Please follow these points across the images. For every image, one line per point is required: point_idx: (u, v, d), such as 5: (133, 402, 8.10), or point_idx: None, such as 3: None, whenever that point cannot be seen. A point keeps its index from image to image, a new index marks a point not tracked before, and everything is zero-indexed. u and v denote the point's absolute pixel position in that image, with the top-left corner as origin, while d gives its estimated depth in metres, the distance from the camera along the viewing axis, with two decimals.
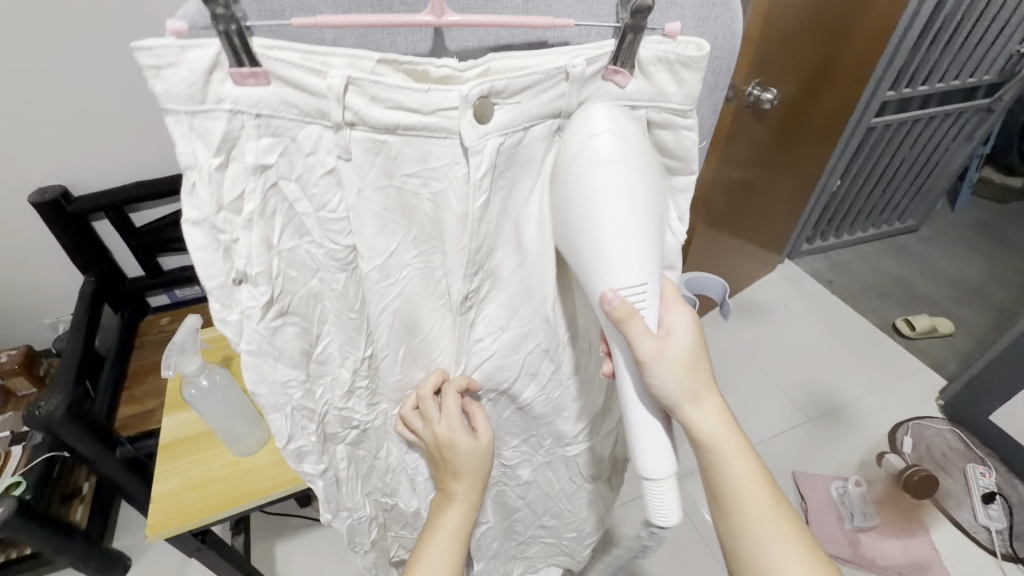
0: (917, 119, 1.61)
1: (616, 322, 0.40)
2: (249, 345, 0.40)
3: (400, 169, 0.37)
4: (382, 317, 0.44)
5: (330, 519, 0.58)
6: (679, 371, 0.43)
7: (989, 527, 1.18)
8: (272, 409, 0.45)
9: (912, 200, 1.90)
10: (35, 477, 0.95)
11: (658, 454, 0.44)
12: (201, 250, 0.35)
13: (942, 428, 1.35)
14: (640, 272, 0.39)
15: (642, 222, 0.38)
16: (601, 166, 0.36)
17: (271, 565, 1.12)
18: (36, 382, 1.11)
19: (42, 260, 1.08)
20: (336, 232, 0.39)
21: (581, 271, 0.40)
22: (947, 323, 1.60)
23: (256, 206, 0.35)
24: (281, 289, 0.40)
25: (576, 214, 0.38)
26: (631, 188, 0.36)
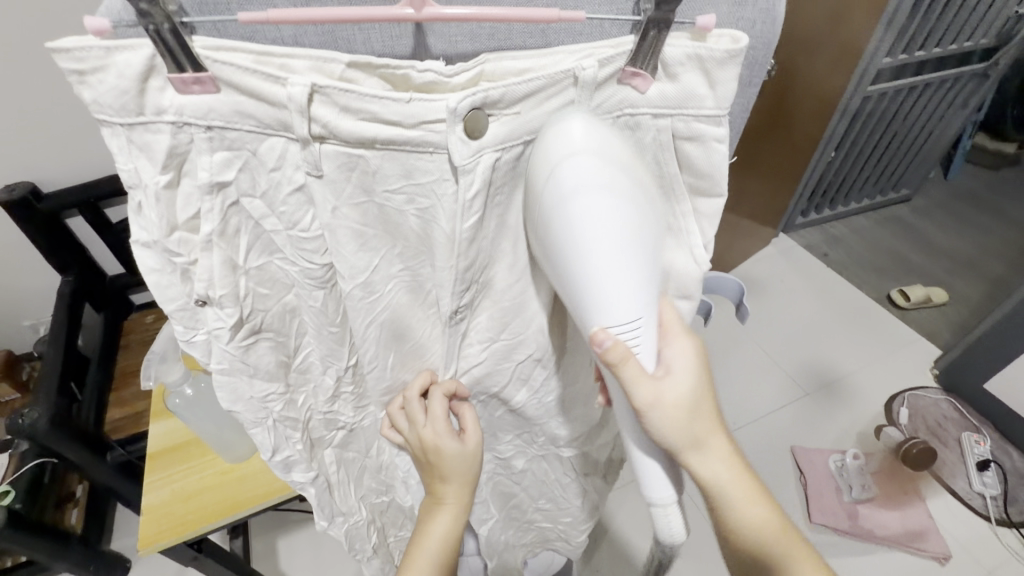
0: (913, 87, 1.58)
1: (609, 367, 0.36)
2: (220, 364, 0.38)
3: (381, 185, 0.34)
4: (370, 330, 0.42)
5: (326, 525, 0.58)
6: (677, 415, 0.40)
7: (984, 493, 1.20)
8: (253, 424, 0.44)
9: (906, 170, 1.88)
10: (24, 485, 0.91)
11: (658, 484, 0.43)
12: (156, 271, 0.34)
13: (936, 398, 1.36)
14: (635, 308, 0.35)
15: (627, 244, 0.33)
16: (581, 188, 0.32)
17: (272, 560, 1.11)
18: (19, 387, 1.08)
19: (15, 264, 1.04)
20: (310, 251, 0.36)
21: (574, 303, 0.36)
22: (941, 293, 1.61)
23: (215, 226, 0.32)
24: (252, 308, 0.37)
25: (563, 243, 0.34)
26: (617, 209, 0.33)
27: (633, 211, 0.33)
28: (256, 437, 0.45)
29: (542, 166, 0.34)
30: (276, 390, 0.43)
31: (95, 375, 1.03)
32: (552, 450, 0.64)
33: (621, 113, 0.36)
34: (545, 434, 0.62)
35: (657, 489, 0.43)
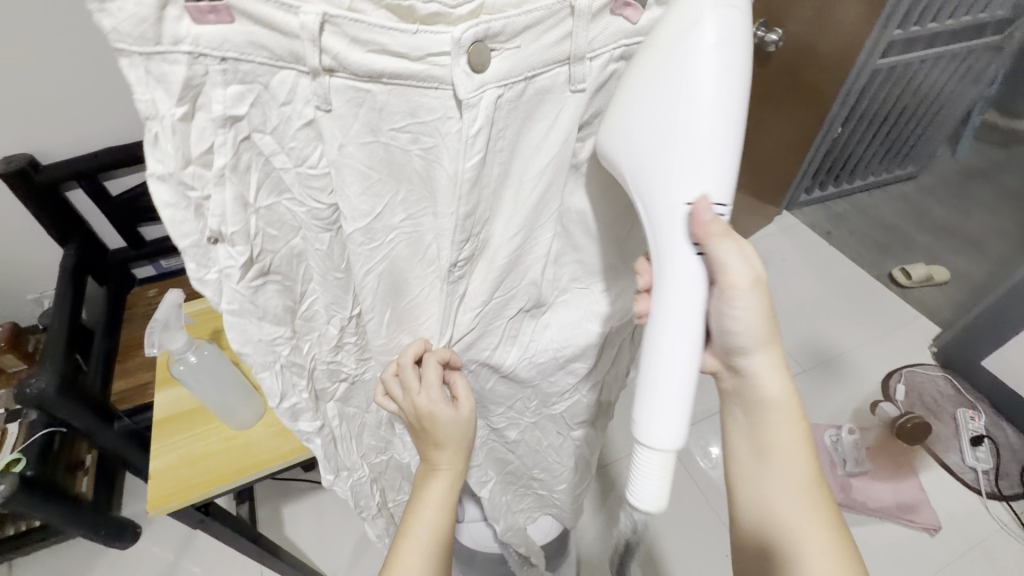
0: (925, 60, 1.55)
1: (705, 243, 0.38)
2: (229, 305, 0.37)
3: (387, 123, 0.34)
4: (368, 280, 0.42)
5: (332, 480, 0.58)
6: (762, 303, 0.44)
7: (976, 468, 1.21)
8: (260, 367, 0.43)
9: (913, 147, 1.86)
10: (35, 453, 0.93)
11: (667, 421, 0.40)
12: (169, 207, 0.31)
13: (934, 374, 1.37)
14: (726, 187, 0.37)
15: (729, 131, 0.35)
16: (705, 53, 0.33)
17: (279, 527, 1.14)
18: (25, 358, 1.09)
19: (17, 233, 1.04)
20: (318, 189, 0.36)
21: (658, 165, 0.37)
22: (942, 271, 1.61)
23: (228, 161, 0.31)
24: (261, 249, 0.36)
25: (665, 117, 0.35)
26: (731, 87, 0.34)
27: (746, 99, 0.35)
28: (263, 382, 0.44)
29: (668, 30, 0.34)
30: (284, 333, 0.42)
31: (101, 346, 1.04)
32: (543, 412, 0.65)
33: (617, 46, 0.36)
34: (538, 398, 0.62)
35: (654, 430, 0.41)
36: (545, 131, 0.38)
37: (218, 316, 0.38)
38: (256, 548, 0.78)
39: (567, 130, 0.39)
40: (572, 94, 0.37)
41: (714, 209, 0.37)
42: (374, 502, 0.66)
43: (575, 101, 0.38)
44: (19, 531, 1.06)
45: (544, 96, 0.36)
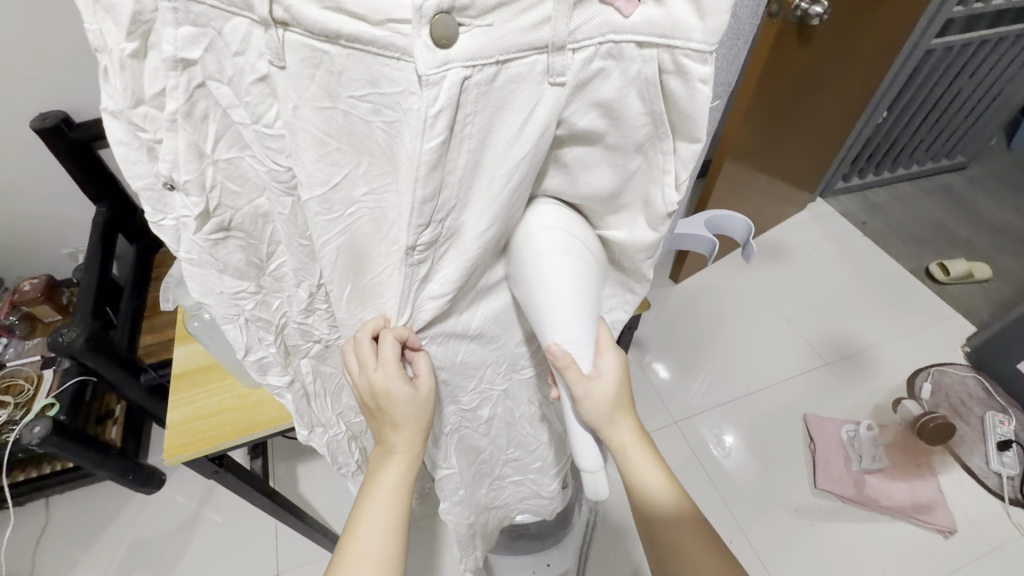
0: (984, 42, 1.44)
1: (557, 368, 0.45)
2: (188, 253, 0.38)
3: (346, 89, 0.30)
4: (326, 252, 0.39)
5: (307, 435, 0.60)
6: (602, 406, 0.48)
7: (1001, 473, 1.17)
8: (225, 319, 0.44)
9: (964, 135, 1.74)
10: (67, 400, 1.01)
11: (588, 451, 0.49)
12: (123, 144, 0.33)
13: (964, 375, 1.32)
14: (579, 329, 0.44)
15: (581, 295, 0.43)
16: (547, 254, 0.42)
17: (292, 483, 1.19)
18: (60, 311, 1.14)
19: (49, 191, 1.07)
20: (275, 150, 0.33)
21: (533, 323, 0.45)
22: (984, 268, 1.53)
23: (180, 106, 0.30)
24: (219, 202, 0.36)
25: (529, 289, 0.43)
26: (574, 276, 0.42)
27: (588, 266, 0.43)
28: (227, 333, 0.45)
29: (522, 228, 0.43)
30: (247, 288, 0.43)
31: (130, 303, 1.09)
32: (513, 378, 0.61)
33: (603, 40, 0.30)
34: (506, 361, 0.58)
35: (586, 457, 0.49)
36: (517, 125, 0.33)
37: (177, 261, 0.39)
38: (268, 504, 0.81)
39: (544, 126, 0.33)
40: (550, 87, 0.32)
41: (572, 352, 0.45)
42: (353, 460, 0.69)
43: (554, 97, 0.32)
44: (54, 471, 1.12)
45: (517, 85, 0.31)
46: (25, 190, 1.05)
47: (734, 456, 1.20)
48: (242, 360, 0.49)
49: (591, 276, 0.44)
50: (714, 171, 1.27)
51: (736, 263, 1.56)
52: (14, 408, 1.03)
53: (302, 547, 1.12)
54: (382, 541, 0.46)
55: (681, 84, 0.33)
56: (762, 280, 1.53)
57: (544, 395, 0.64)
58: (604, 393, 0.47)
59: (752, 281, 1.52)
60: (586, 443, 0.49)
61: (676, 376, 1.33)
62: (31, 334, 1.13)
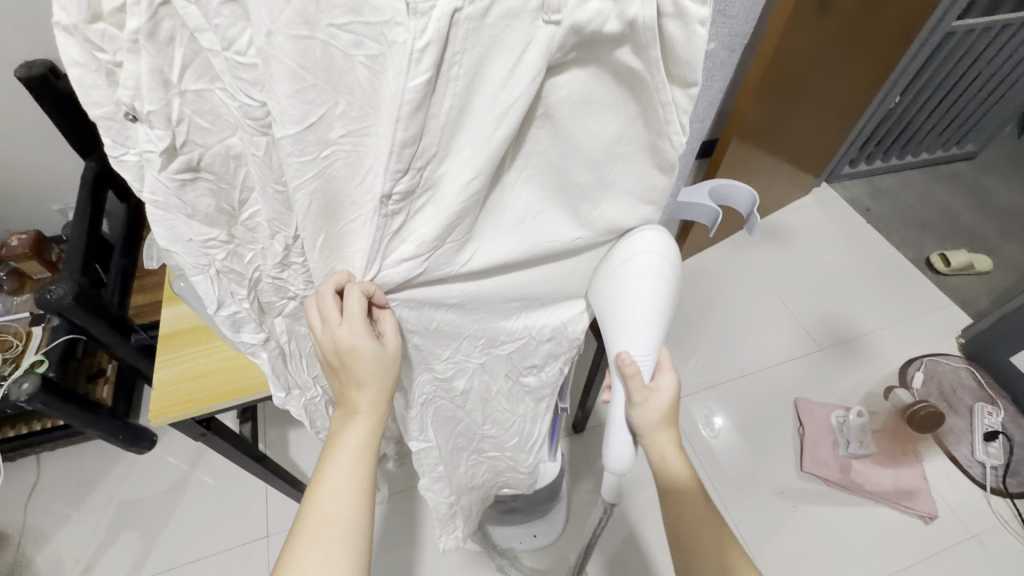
0: (1007, 24, 1.38)
1: (623, 374, 0.51)
2: (154, 194, 0.35)
3: (325, 17, 0.28)
4: (299, 199, 0.36)
5: (284, 398, 0.59)
6: (653, 413, 0.53)
7: (985, 463, 1.18)
8: (194, 270, 0.42)
9: (977, 123, 1.70)
10: (57, 355, 1.00)
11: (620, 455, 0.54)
12: (78, 67, 0.28)
13: (957, 365, 1.32)
14: (647, 344, 0.50)
15: (657, 315, 0.49)
16: (641, 276, 0.47)
17: (284, 448, 1.20)
18: (49, 267, 1.13)
19: (37, 144, 1.05)
20: (248, 83, 0.30)
21: (610, 328, 0.51)
22: (985, 260, 1.51)
23: (142, 25, 0.27)
24: (188, 137, 0.33)
25: (614, 299, 0.49)
26: (657, 297, 0.48)
27: (671, 294, 0.49)
28: (197, 285, 0.43)
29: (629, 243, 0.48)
30: (218, 236, 0.40)
31: (119, 262, 1.07)
32: (491, 353, 0.60)
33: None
34: (484, 335, 0.57)
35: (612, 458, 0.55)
36: (509, 66, 0.31)
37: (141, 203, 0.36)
38: (258, 468, 0.81)
39: (536, 70, 0.31)
40: (544, 26, 0.29)
41: (641, 364, 0.50)
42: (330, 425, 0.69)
43: (546, 37, 0.30)
44: (44, 428, 1.12)
45: (510, 22, 0.29)
46: (12, 141, 1.02)
47: (722, 437, 1.21)
48: (213, 315, 0.46)
49: (671, 294, 0.50)
50: (721, 150, 1.25)
51: (737, 245, 1.55)
52: (3, 363, 1.03)
53: (293, 509, 1.14)
54: (350, 502, 0.45)
55: (680, 28, 0.31)
56: (763, 263, 1.51)
57: (522, 366, 0.63)
58: (659, 402, 0.53)
59: (750, 263, 1.51)
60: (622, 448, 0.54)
61: (670, 355, 1.33)
62: (19, 289, 1.11)
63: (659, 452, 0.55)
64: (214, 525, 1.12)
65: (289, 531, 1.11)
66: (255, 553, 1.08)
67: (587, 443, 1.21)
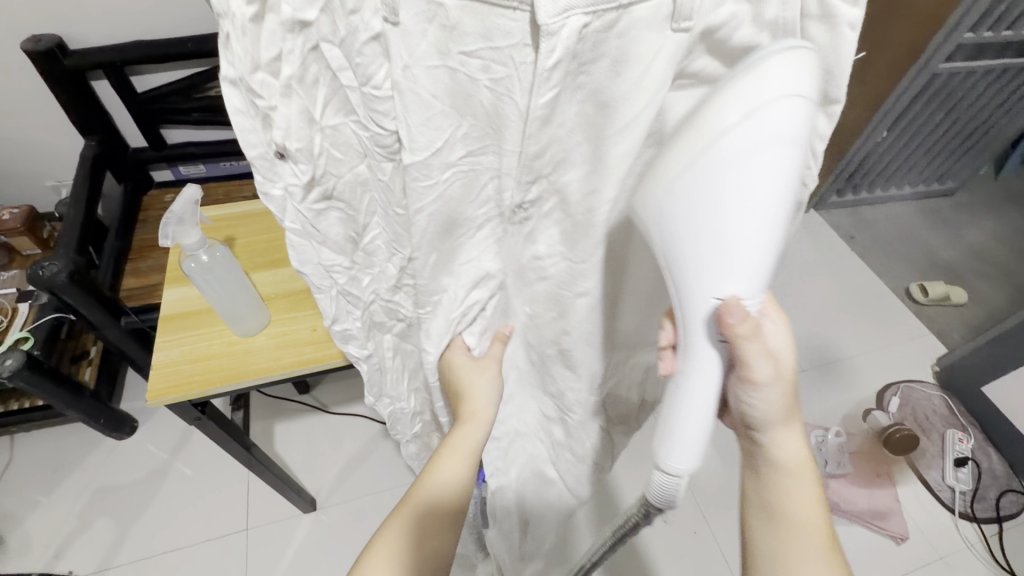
0: (989, 70, 1.46)
1: (734, 331, 0.39)
2: (293, 223, 0.42)
3: (457, 45, 0.30)
4: (420, 219, 0.38)
5: (374, 402, 0.61)
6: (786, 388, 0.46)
7: (954, 488, 1.21)
8: (320, 289, 0.48)
9: (957, 161, 1.78)
10: (42, 335, 0.98)
11: (689, 454, 0.47)
12: (241, 113, 0.35)
13: (931, 393, 1.36)
14: (760, 282, 0.37)
15: (771, 220, 0.34)
16: (766, 148, 0.30)
17: (269, 440, 1.19)
18: (41, 244, 1.11)
19: (40, 121, 1.04)
20: (381, 114, 0.33)
21: (710, 264, 0.36)
22: (961, 292, 1.57)
23: (295, 71, 0.32)
24: (324, 170, 0.38)
25: (712, 208, 0.33)
26: (783, 181, 0.32)
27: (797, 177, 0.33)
28: (321, 303, 0.49)
29: (724, 110, 0.30)
30: (343, 262, 0.45)
31: (114, 243, 1.06)
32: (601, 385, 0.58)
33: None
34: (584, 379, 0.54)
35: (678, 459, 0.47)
36: (637, 77, 0.31)
37: (284, 232, 0.43)
38: (247, 458, 0.80)
39: (662, 77, 0.32)
40: (672, 33, 0.30)
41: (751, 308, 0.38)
42: (412, 429, 0.67)
43: (675, 44, 0.31)
44: (23, 408, 1.09)
45: (636, 32, 0.30)
46: (14, 115, 1.02)
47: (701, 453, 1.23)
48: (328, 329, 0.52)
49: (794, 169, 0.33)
50: None
51: None
52: None
53: (272, 504, 1.11)
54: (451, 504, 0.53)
55: (822, 30, 0.33)
56: None
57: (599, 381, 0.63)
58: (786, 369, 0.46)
59: None
60: (695, 446, 0.46)
61: None
62: (8, 265, 1.09)
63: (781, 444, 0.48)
64: (192, 515, 1.09)
65: (266, 527, 1.09)
66: (232, 546, 1.07)
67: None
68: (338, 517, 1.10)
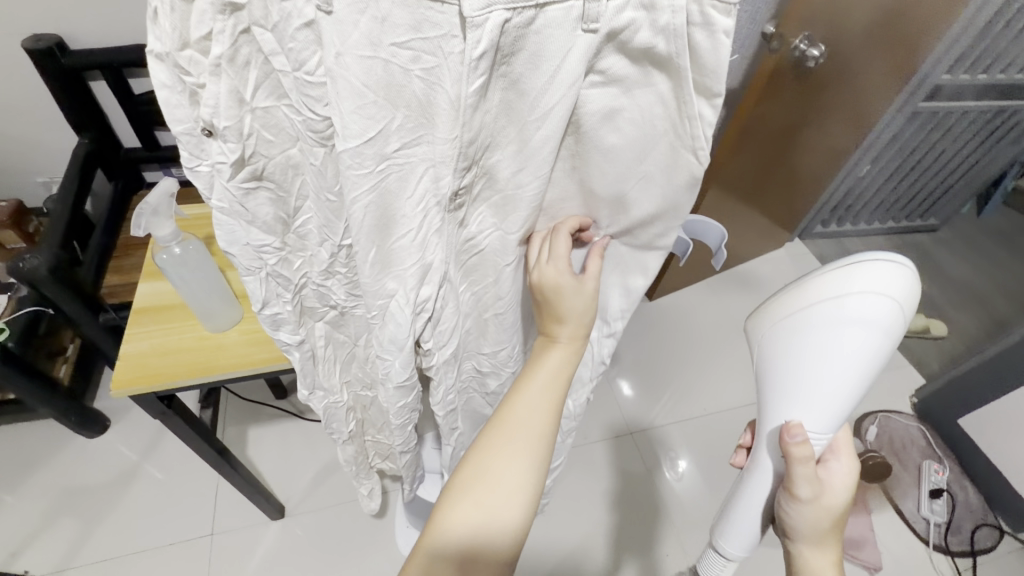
0: (967, 111, 1.50)
1: (790, 452, 0.50)
2: (221, 202, 0.41)
3: (389, 36, 0.31)
4: (355, 210, 0.38)
5: (308, 395, 0.63)
6: (824, 519, 0.50)
7: (929, 519, 1.21)
8: (247, 271, 0.47)
9: (939, 197, 1.81)
10: (19, 327, 0.97)
11: (739, 540, 0.58)
12: (167, 88, 0.35)
13: (909, 423, 1.37)
14: (829, 417, 0.50)
15: (851, 375, 0.48)
16: (848, 321, 0.46)
17: (242, 445, 1.18)
18: (26, 238, 1.11)
19: (32, 117, 1.05)
20: (313, 99, 0.34)
21: (788, 392, 0.51)
22: (941, 325, 1.59)
23: (224, 51, 0.32)
24: (254, 150, 0.38)
25: (802, 354, 0.49)
26: (857, 348, 0.47)
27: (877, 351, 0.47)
28: (248, 285, 0.48)
29: (828, 285, 0.48)
30: (273, 243, 0.45)
31: (100, 239, 1.06)
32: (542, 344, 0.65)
33: None
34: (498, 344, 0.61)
35: (727, 540, 0.59)
36: (551, 72, 0.34)
37: (210, 211, 0.41)
38: (215, 459, 0.80)
39: (575, 73, 0.34)
40: (582, 34, 0.32)
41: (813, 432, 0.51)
42: (346, 428, 0.73)
43: (585, 45, 0.33)
44: None
45: (551, 31, 0.32)
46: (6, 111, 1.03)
47: (686, 481, 1.24)
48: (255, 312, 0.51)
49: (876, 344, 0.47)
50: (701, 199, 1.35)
51: (709, 290, 1.61)
52: None
53: (241, 510, 1.10)
54: (507, 533, 0.47)
55: (706, 37, 0.32)
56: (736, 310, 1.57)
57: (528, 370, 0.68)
58: (835, 498, 0.51)
59: (723, 307, 1.57)
60: (742, 535, 0.58)
61: (641, 391, 1.38)
62: None
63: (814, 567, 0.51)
64: (157, 520, 1.07)
65: (232, 534, 1.07)
66: (196, 553, 1.04)
67: (570, 482, 1.23)
68: (308, 527, 1.09)
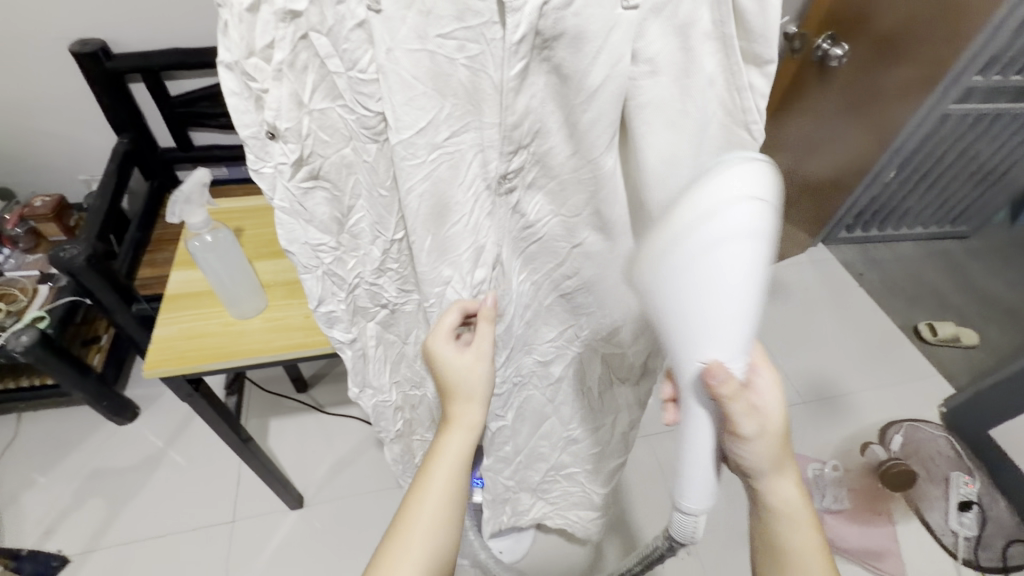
0: (999, 114, 1.45)
1: (719, 393, 0.42)
2: (282, 201, 0.42)
3: (434, 29, 0.33)
4: (411, 200, 0.41)
5: (359, 393, 0.65)
6: (772, 441, 0.48)
7: (958, 532, 1.17)
8: (305, 269, 0.48)
9: (969, 207, 1.75)
10: (57, 315, 1.03)
11: (700, 493, 0.52)
12: (235, 95, 0.36)
13: (936, 433, 1.33)
14: (737, 347, 0.41)
15: (742, 296, 0.37)
16: (733, 238, 0.34)
17: (264, 437, 1.21)
18: (66, 232, 1.17)
19: (76, 116, 1.11)
20: (366, 96, 0.37)
21: (688, 337, 0.40)
22: (971, 335, 1.55)
23: (285, 57, 0.34)
24: (312, 151, 0.40)
25: (691, 287, 0.37)
26: (751, 262, 0.35)
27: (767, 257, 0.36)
28: (307, 283, 0.50)
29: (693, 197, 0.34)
30: (329, 242, 0.47)
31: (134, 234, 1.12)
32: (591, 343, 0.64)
33: None
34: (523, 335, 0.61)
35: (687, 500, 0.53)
36: (595, 51, 0.34)
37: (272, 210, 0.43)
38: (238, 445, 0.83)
39: (616, 54, 0.34)
40: (623, 11, 0.32)
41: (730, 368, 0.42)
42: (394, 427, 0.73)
43: (628, 22, 0.33)
44: (31, 385, 1.13)
45: (591, 10, 0.32)
46: (53, 110, 1.09)
47: None
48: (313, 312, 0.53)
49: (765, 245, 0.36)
50: None
51: None
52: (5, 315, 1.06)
53: (261, 497, 1.12)
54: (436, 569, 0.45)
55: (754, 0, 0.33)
56: None
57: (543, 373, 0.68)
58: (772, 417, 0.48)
59: None
60: (701, 488, 0.52)
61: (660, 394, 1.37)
62: (33, 249, 1.15)
63: (781, 495, 0.49)
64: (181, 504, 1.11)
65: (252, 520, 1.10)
66: (217, 538, 1.07)
67: None
68: (325, 518, 1.10)
